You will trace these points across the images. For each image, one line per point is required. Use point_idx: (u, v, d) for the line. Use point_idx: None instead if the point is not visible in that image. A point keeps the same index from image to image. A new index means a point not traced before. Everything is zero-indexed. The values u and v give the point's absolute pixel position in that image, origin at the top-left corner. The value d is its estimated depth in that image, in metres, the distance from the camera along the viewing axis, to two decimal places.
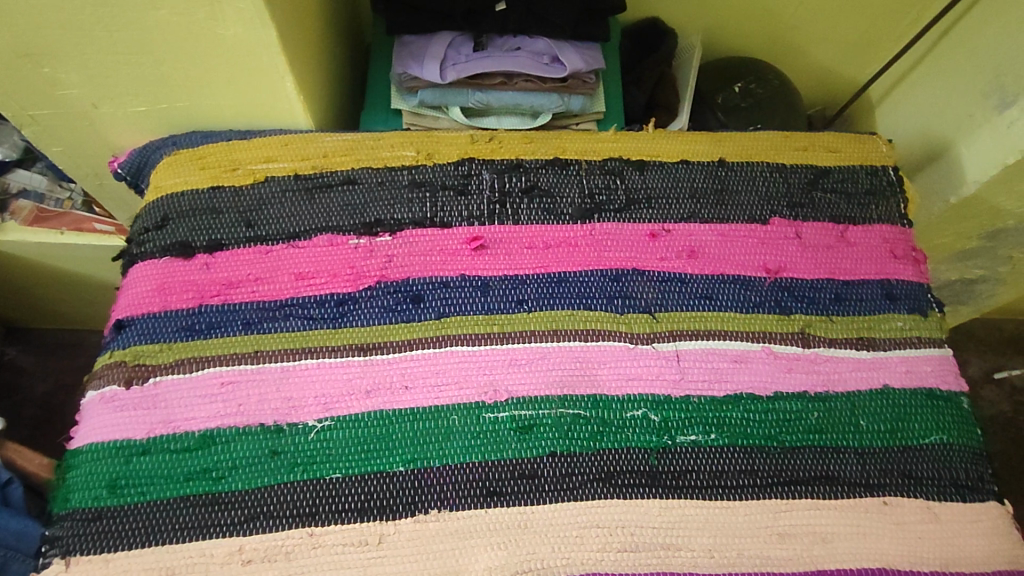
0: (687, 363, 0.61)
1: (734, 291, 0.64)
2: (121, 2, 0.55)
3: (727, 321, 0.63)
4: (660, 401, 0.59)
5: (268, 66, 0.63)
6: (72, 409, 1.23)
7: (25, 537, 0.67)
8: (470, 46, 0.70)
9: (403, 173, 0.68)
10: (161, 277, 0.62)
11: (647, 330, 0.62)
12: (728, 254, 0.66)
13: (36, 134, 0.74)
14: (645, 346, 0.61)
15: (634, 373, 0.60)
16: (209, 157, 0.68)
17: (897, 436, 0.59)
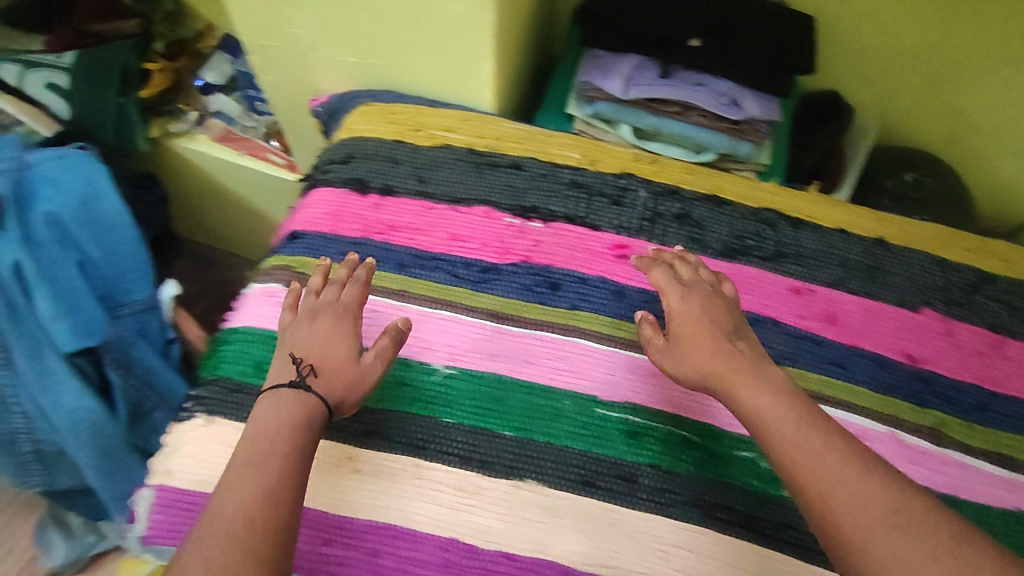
0: None
1: (870, 368, 0.62)
2: None
3: (857, 394, 0.61)
4: None
5: (471, 46, 0.69)
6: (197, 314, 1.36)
7: (171, 393, 0.79)
8: (656, 71, 0.72)
9: (566, 170, 0.72)
10: (336, 205, 0.70)
11: None
12: (870, 329, 0.64)
13: (259, 63, 0.84)
14: None
15: None
16: (399, 114, 0.75)
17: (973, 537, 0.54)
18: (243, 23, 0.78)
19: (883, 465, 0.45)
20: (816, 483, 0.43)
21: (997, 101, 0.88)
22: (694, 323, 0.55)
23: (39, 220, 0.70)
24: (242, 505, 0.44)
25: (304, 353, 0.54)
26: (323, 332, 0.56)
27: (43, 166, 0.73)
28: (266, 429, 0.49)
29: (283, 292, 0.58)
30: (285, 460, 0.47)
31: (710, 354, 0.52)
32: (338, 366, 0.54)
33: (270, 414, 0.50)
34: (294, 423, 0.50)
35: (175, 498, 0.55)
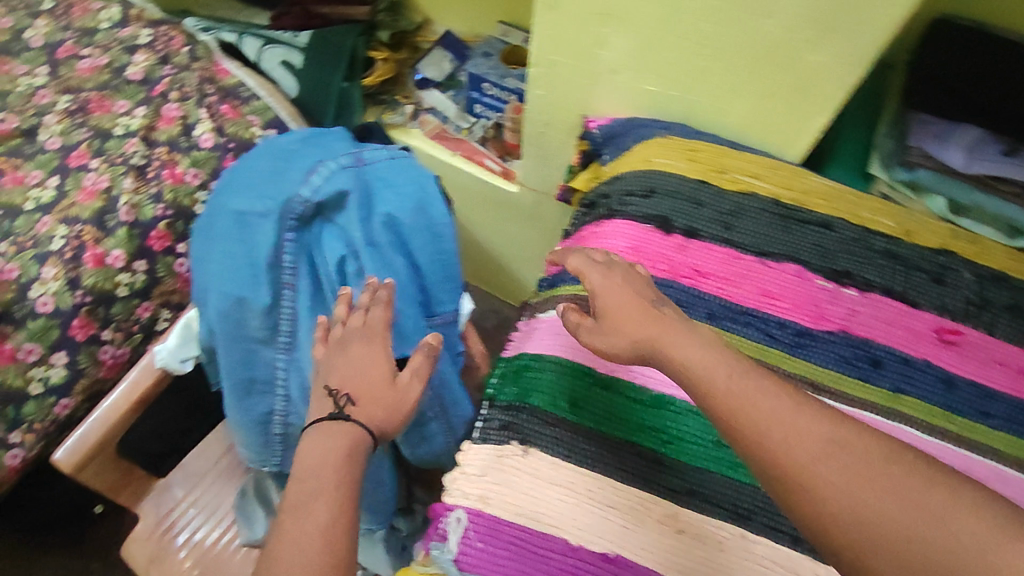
0: None
1: None
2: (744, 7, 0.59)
3: None
4: None
5: (814, 97, 0.65)
6: None
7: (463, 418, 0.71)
8: (1001, 149, 0.69)
9: (879, 238, 0.69)
10: (638, 240, 0.68)
11: None
12: None
13: (534, 74, 0.81)
14: None
15: None
16: (701, 153, 0.72)
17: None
18: (543, 37, 0.75)
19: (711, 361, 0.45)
20: (781, 453, 0.40)
21: None
22: (608, 294, 0.54)
23: (377, 223, 0.67)
24: (324, 531, 0.49)
25: (359, 392, 0.59)
26: (370, 371, 0.61)
27: (381, 168, 0.70)
28: (317, 451, 0.55)
29: (364, 342, 0.62)
30: (342, 476, 0.53)
31: (645, 321, 0.50)
32: (376, 401, 0.59)
33: (326, 444, 0.55)
34: (350, 454, 0.55)
35: (497, 527, 0.56)
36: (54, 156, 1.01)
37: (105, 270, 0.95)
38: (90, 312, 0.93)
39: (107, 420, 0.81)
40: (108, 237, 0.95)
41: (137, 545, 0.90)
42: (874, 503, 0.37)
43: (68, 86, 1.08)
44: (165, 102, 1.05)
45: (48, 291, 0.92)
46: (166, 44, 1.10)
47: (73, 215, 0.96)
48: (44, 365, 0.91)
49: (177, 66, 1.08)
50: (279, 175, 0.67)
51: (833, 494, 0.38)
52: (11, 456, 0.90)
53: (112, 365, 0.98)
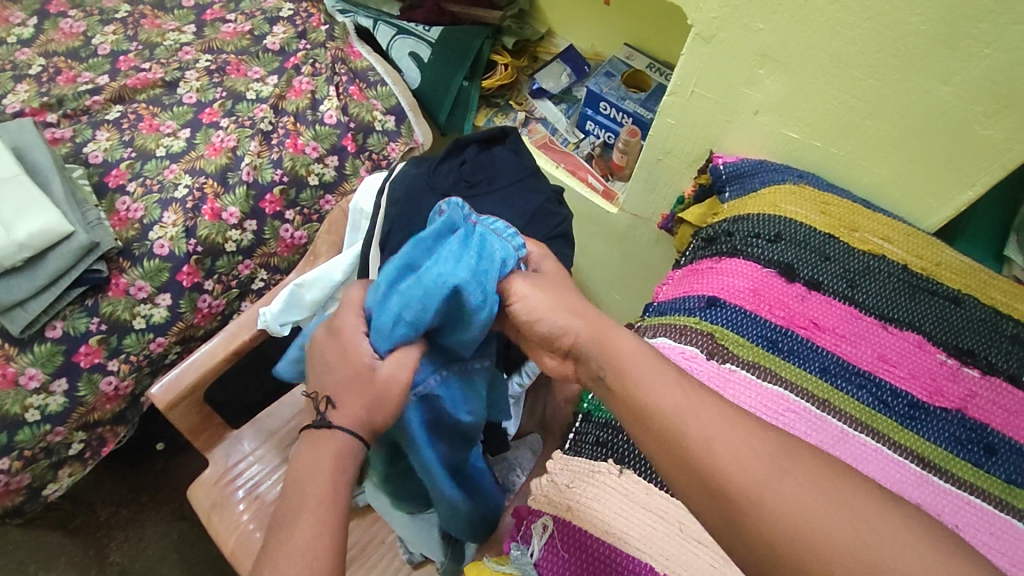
0: None
1: None
2: (916, 73, 0.62)
3: None
4: None
5: (965, 168, 0.67)
6: None
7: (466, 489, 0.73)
8: None
9: (1010, 322, 0.66)
10: (759, 283, 0.67)
11: None
12: None
13: (671, 103, 0.84)
14: None
15: None
16: (833, 207, 0.72)
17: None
18: (691, 69, 0.78)
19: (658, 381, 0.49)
20: (717, 465, 0.44)
21: None
22: (537, 304, 0.54)
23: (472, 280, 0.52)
24: (306, 548, 0.47)
25: (338, 389, 0.55)
26: (338, 370, 0.56)
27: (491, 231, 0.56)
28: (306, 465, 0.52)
29: (332, 340, 0.58)
30: (329, 508, 0.50)
31: (559, 317, 0.53)
32: (349, 397, 0.54)
33: (312, 461, 0.52)
34: (339, 466, 0.52)
35: (583, 537, 0.56)
36: (189, 110, 1.07)
37: (219, 224, 0.99)
38: (198, 262, 0.98)
39: (204, 364, 0.84)
40: (226, 194, 1.00)
41: (203, 488, 0.90)
42: (815, 512, 0.42)
43: (210, 47, 1.15)
44: (297, 76, 1.11)
45: (166, 235, 0.96)
46: (305, 20, 1.18)
47: (199, 167, 1.01)
48: (150, 304, 0.95)
49: (313, 42, 1.15)
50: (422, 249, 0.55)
51: (793, 515, 0.42)
52: (106, 384, 0.92)
53: (205, 315, 1.01)
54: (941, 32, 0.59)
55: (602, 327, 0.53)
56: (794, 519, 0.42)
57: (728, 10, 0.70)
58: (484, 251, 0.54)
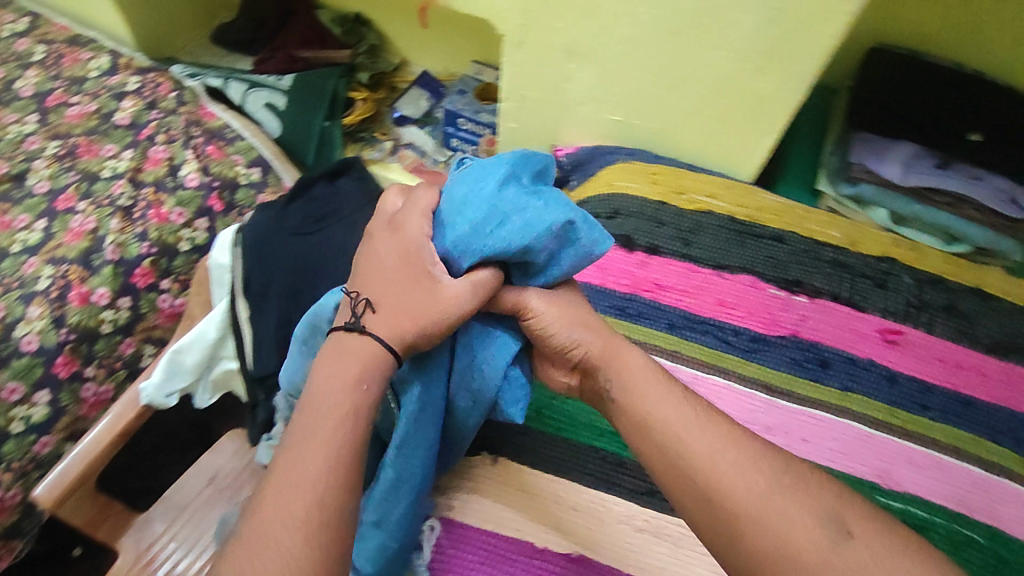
0: None
1: None
2: (694, 45, 0.69)
3: None
4: None
5: (759, 120, 0.73)
6: None
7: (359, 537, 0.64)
8: (933, 161, 0.73)
9: (828, 249, 0.73)
10: (603, 259, 0.72)
11: None
12: None
13: (509, 108, 0.88)
14: None
15: None
16: (661, 176, 0.78)
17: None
18: (516, 73, 0.83)
19: (656, 395, 0.48)
20: (717, 482, 0.43)
21: None
22: (554, 315, 0.51)
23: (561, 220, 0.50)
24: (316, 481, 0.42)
25: (378, 299, 0.50)
26: (389, 277, 0.50)
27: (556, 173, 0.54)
28: (326, 389, 0.46)
29: (391, 235, 0.52)
30: (346, 429, 0.45)
31: (585, 333, 0.52)
32: (397, 302, 0.49)
33: (331, 376, 0.47)
34: (360, 376, 0.47)
35: (466, 537, 0.57)
36: (41, 200, 1.04)
37: (90, 308, 0.96)
38: (72, 351, 0.94)
39: (89, 453, 0.80)
40: (93, 276, 0.98)
41: None
42: (802, 538, 0.40)
43: (57, 133, 1.12)
44: (151, 145, 1.10)
45: (32, 330, 0.93)
46: (153, 90, 1.16)
47: (59, 255, 0.98)
48: (26, 404, 0.91)
49: (164, 110, 1.14)
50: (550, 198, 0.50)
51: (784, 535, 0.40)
52: None
53: (93, 404, 0.97)
54: (700, 5, 0.65)
55: (610, 353, 0.51)
56: (780, 544, 0.40)
57: (529, 16, 0.75)
58: (592, 229, 0.51)
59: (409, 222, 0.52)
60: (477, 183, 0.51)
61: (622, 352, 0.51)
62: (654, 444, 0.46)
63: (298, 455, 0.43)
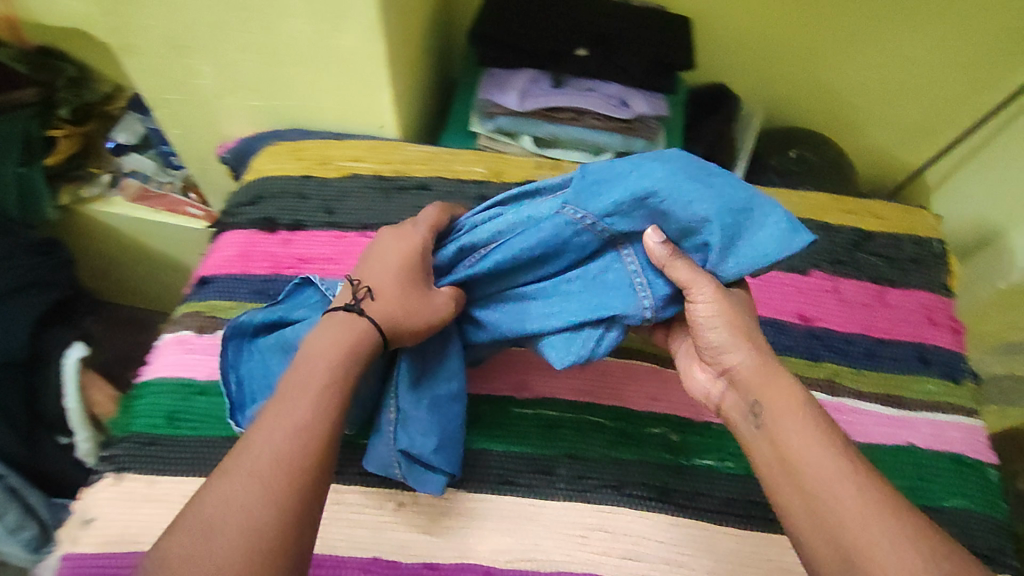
0: None
1: (768, 333, 0.66)
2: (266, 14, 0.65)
3: None
4: (681, 424, 0.61)
5: (369, 77, 0.71)
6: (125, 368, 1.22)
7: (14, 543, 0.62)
8: (549, 82, 0.76)
9: (472, 185, 0.75)
10: (245, 246, 0.71)
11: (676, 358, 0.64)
12: (766, 298, 0.68)
13: (163, 115, 0.83)
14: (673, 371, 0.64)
15: (658, 394, 0.63)
16: (306, 150, 0.77)
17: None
18: (141, 78, 0.76)
19: (777, 390, 0.46)
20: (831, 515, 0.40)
21: (864, 78, 0.91)
22: (717, 312, 0.47)
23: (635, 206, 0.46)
24: (271, 454, 0.41)
25: (380, 287, 0.51)
26: (389, 270, 0.52)
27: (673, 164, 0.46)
28: (322, 343, 0.48)
29: (393, 240, 0.55)
30: (313, 403, 0.44)
31: (732, 343, 0.48)
32: (394, 295, 0.51)
33: (319, 341, 0.48)
34: (337, 342, 0.48)
35: (83, 563, 0.53)
36: None
37: None
38: None
39: None
40: None
41: None
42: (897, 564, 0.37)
43: None
44: None
45: None
46: None
47: None
48: None
49: None
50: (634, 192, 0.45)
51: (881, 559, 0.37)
52: None
53: None
54: None
55: (767, 373, 0.47)
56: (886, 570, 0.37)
57: (112, 18, 0.68)
58: (773, 227, 0.45)
59: (412, 232, 0.55)
60: (540, 203, 0.51)
61: (780, 376, 0.46)
62: (773, 467, 0.43)
63: (265, 432, 0.42)
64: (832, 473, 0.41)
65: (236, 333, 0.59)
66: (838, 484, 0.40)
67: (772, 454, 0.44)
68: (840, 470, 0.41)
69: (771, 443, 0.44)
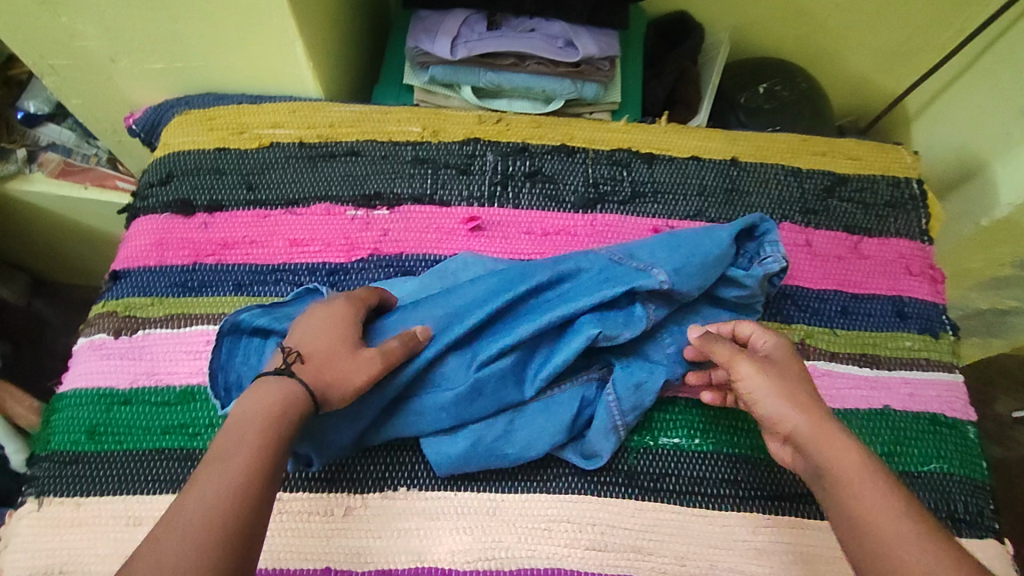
0: None
1: None
2: None
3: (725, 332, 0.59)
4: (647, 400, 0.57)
5: (276, 30, 0.62)
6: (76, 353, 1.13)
7: None
8: (484, 24, 0.68)
9: (407, 148, 0.67)
10: (160, 233, 0.64)
11: None
12: None
13: (58, 85, 0.73)
14: None
15: None
16: (219, 118, 0.69)
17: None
18: (19, 44, 0.66)
19: (832, 447, 0.44)
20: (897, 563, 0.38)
21: None
22: (760, 387, 0.48)
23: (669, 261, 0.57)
24: (206, 508, 0.38)
25: (308, 348, 0.48)
26: (322, 333, 0.49)
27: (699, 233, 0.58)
28: (250, 408, 0.44)
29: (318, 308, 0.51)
30: (249, 457, 0.41)
31: (783, 410, 0.47)
32: (327, 360, 0.48)
33: (249, 402, 0.44)
34: (275, 414, 0.43)
35: None
36: None
37: None
38: None
39: None
40: None
41: None
42: None
43: None
44: None
45: None
46: None
47: None
48: None
49: None
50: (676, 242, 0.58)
51: None
52: None
53: None
54: None
55: (823, 433, 0.45)
56: None
57: None
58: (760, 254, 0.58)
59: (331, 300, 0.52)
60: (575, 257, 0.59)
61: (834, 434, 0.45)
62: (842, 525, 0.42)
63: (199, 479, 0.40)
64: (891, 527, 0.40)
65: (230, 331, 0.55)
66: (898, 544, 0.39)
67: (837, 516, 0.42)
68: (898, 527, 0.40)
69: (836, 504, 0.43)
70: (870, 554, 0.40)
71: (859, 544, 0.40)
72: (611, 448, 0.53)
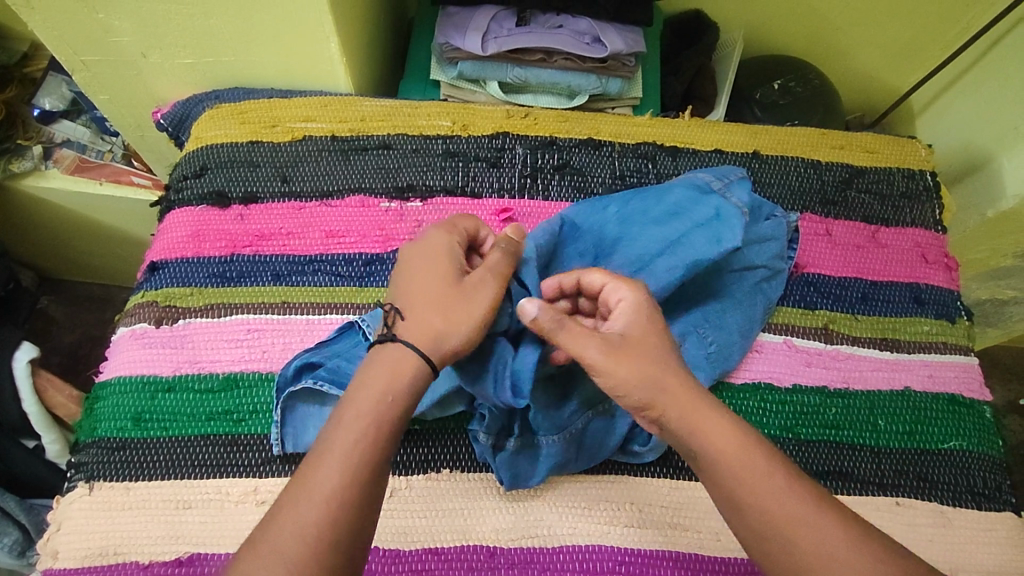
0: (799, 350, 0.61)
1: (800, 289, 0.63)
2: None
3: (771, 314, 0.62)
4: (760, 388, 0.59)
5: (312, 25, 0.63)
6: (87, 351, 1.12)
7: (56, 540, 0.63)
8: (513, 21, 0.70)
9: (438, 141, 0.68)
10: (196, 224, 0.64)
11: (774, 322, 0.62)
12: (805, 256, 0.65)
13: (86, 80, 0.73)
14: (773, 338, 0.61)
15: (766, 371, 0.59)
16: (251, 113, 0.70)
17: (862, 438, 0.58)
18: (50, 39, 0.66)
19: (706, 422, 0.44)
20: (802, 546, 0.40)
21: None
22: (616, 374, 0.45)
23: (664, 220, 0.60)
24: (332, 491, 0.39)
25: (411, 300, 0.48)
26: (427, 281, 0.48)
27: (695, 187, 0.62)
28: (375, 384, 0.44)
29: (416, 247, 0.50)
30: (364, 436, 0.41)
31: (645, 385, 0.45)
32: (433, 311, 0.47)
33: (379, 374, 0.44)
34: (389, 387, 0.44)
35: None
36: None
37: None
38: None
39: None
40: None
41: None
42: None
43: None
44: None
45: None
46: None
47: None
48: None
49: None
50: (690, 218, 0.59)
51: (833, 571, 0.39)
52: None
53: None
54: None
55: (688, 410, 0.44)
56: None
57: None
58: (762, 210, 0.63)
59: (434, 233, 0.51)
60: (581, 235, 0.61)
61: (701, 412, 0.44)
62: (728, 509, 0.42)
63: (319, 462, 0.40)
64: (786, 507, 0.41)
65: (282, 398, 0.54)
66: (799, 521, 0.40)
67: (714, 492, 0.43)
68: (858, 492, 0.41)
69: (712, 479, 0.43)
70: (755, 528, 0.41)
71: (747, 520, 0.41)
72: (660, 444, 0.55)
